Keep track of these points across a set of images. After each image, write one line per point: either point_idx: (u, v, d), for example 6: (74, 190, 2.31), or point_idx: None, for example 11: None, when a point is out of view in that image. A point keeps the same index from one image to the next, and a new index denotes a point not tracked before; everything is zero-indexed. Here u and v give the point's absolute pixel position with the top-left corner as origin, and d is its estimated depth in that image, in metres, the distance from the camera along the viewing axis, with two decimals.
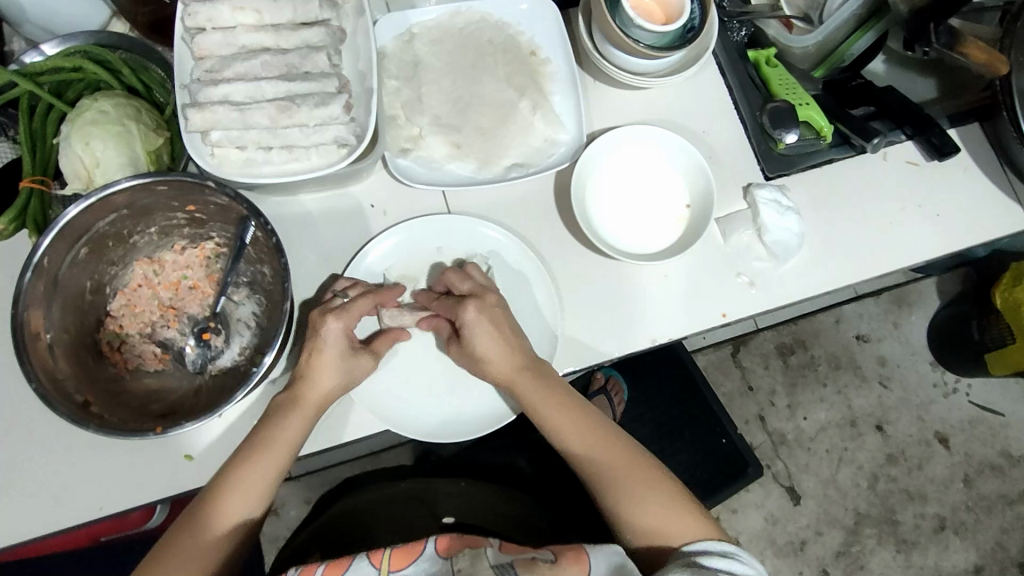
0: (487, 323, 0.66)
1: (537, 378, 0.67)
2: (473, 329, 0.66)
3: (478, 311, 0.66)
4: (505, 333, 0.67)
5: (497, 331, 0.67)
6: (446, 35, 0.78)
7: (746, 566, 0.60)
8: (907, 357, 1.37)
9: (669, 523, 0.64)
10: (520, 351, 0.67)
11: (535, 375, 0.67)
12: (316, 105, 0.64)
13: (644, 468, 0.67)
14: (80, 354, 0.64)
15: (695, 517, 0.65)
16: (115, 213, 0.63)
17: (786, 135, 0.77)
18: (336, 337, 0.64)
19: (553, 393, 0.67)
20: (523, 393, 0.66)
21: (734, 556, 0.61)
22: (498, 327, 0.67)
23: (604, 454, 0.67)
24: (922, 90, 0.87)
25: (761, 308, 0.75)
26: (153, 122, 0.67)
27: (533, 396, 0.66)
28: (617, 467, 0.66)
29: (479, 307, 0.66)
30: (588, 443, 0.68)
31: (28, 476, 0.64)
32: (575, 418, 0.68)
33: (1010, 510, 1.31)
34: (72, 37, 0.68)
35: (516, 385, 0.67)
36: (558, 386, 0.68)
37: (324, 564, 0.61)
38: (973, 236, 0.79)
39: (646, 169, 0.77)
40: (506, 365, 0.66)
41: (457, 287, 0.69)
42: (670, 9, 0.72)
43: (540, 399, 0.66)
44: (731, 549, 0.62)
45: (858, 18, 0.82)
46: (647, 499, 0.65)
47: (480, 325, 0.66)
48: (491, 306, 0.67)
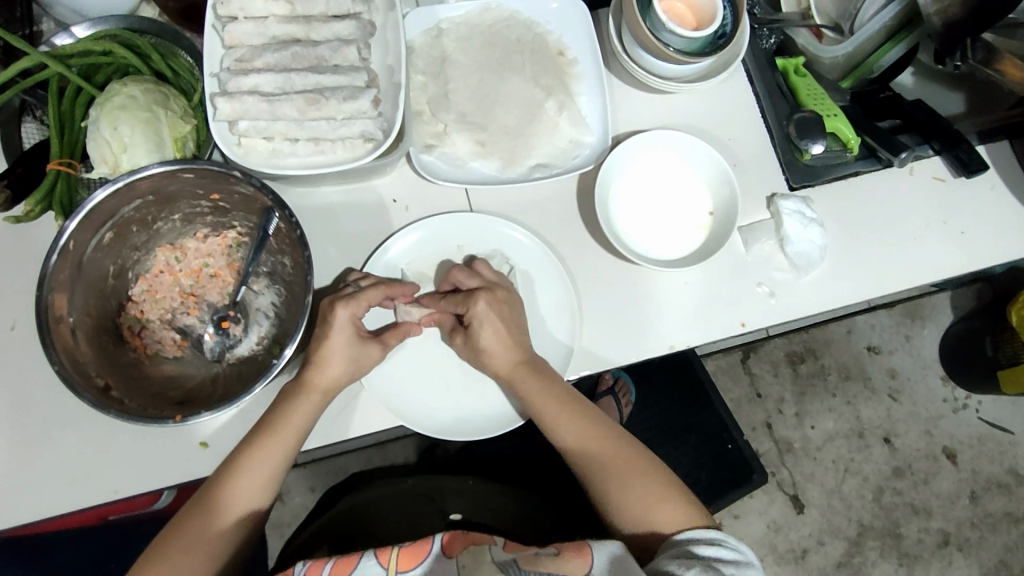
0: (496, 319, 0.66)
1: (535, 374, 0.67)
2: (483, 323, 0.66)
3: (489, 305, 0.66)
4: (510, 328, 0.67)
5: (505, 326, 0.67)
6: (474, 32, 0.78)
7: (732, 552, 0.61)
8: (918, 371, 1.36)
9: (669, 515, 0.65)
10: (520, 345, 0.67)
11: (535, 372, 0.67)
12: (344, 98, 0.64)
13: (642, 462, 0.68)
14: (101, 338, 0.64)
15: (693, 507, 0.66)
16: (140, 199, 0.64)
17: (812, 146, 0.75)
18: (342, 321, 0.63)
19: (552, 389, 0.67)
20: (523, 389, 0.66)
21: (722, 543, 0.61)
22: (505, 320, 0.67)
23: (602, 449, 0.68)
24: (951, 106, 0.84)
25: (778, 319, 0.75)
26: (180, 109, 0.67)
27: (536, 393, 0.66)
28: (614, 463, 0.67)
29: (490, 301, 0.66)
30: (584, 438, 0.68)
31: (45, 457, 0.65)
32: (573, 414, 0.68)
33: (1015, 528, 1.30)
34: (103, 20, 0.68)
35: (514, 380, 0.67)
36: (557, 383, 0.68)
37: (331, 561, 0.60)
38: (997, 254, 0.79)
39: (670, 173, 0.77)
40: (506, 358, 0.67)
41: (465, 283, 0.69)
42: (702, 14, 0.71)
43: (540, 395, 0.66)
44: (719, 536, 0.62)
45: (890, 28, 0.81)
46: (648, 493, 0.65)
47: (490, 319, 0.66)
48: (501, 300, 0.67)
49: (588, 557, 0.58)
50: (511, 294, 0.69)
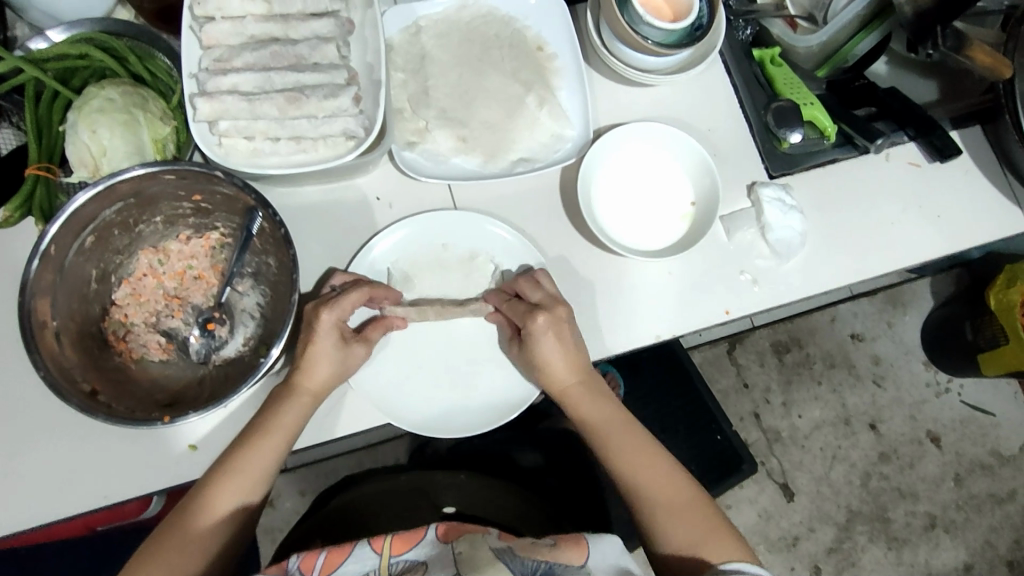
0: (552, 339, 0.66)
1: (587, 388, 0.68)
2: (540, 339, 0.66)
3: (547, 326, 0.66)
4: (566, 341, 0.67)
5: (563, 344, 0.67)
6: (452, 29, 0.78)
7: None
8: (901, 356, 1.38)
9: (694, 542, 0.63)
10: (577, 361, 0.68)
11: (588, 387, 0.69)
12: (325, 96, 0.65)
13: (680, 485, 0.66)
14: (85, 343, 0.64)
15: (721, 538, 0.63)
16: (121, 202, 0.63)
17: (790, 134, 0.77)
18: (326, 327, 0.63)
19: (594, 394, 0.69)
20: (566, 393, 0.69)
21: None
22: (564, 337, 0.67)
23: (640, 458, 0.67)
24: (923, 91, 0.88)
25: (762, 307, 0.76)
26: (159, 111, 0.67)
27: (586, 404, 0.69)
28: (651, 480, 0.66)
29: (550, 321, 0.66)
30: (622, 446, 0.68)
31: (30, 465, 0.64)
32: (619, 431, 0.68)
33: (999, 508, 1.33)
34: (78, 23, 0.68)
35: (568, 394, 0.69)
36: (599, 392, 0.69)
37: (325, 551, 0.59)
38: (971, 237, 0.80)
39: (652, 165, 0.78)
40: (562, 374, 0.67)
41: (528, 295, 0.68)
42: (678, 7, 0.72)
43: (581, 400, 0.69)
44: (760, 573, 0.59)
45: (862, 18, 0.83)
46: (673, 515, 0.64)
47: (548, 337, 0.66)
48: (561, 319, 0.66)
49: (584, 546, 0.58)
50: (564, 315, 0.67)
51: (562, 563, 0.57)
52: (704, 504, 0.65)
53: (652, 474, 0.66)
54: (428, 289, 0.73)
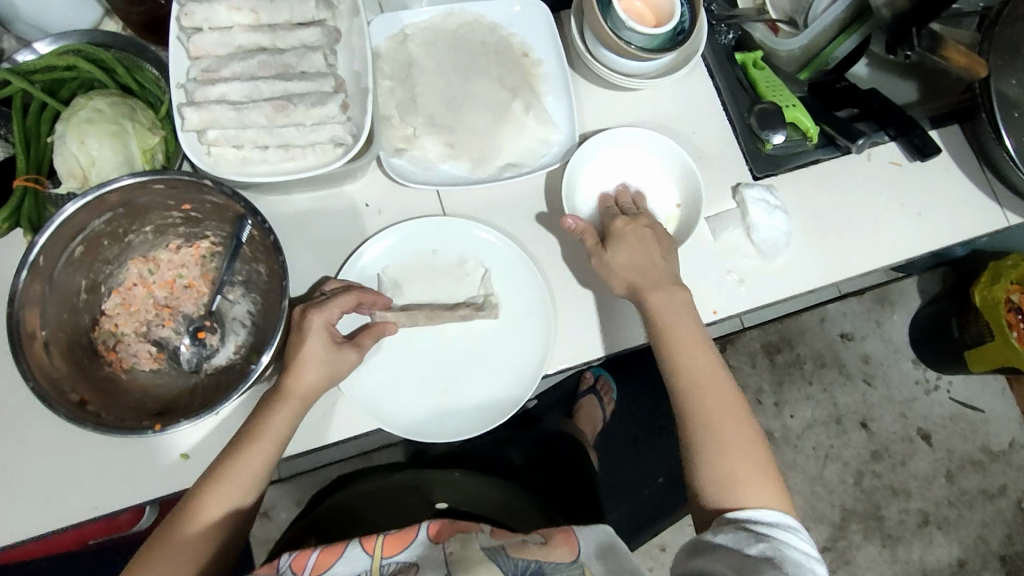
0: (630, 237, 0.70)
1: (670, 295, 0.67)
2: (619, 237, 0.70)
3: (627, 225, 0.71)
4: (642, 251, 0.69)
5: (641, 247, 0.70)
6: (439, 37, 0.79)
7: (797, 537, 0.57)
8: (890, 355, 1.39)
9: (742, 486, 0.60)
10: (657, 267, 0.69)
11: (673, 292, 0.68)
12: (313, 104, 0.65)
13: (742, 424, 0.63)
14: (74, 354, 0.64)
15: (769, 486, 0.61)
16: (110, 212, 0.63)
17: (774, 135, 0.79)
18: (316, 326, 0.63)
19: (681, 311, 0.67)
20: (654, 302, 0.67)
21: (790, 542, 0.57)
22: (645, 243, 0.70)
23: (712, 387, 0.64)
24: (904, 93, 0.91)
25: (749, 306, 0.76)
26: (148, 121, 0.67)
27: (666, 310, 0.67)
28: (715, 409, 0.63)
29: (629, 222, 0.71)
30: (700, 373, 0.65)
31: (22, 478, 0.64)
32: (693, 351, 0.66)
33: (990, 503, 1.34)
34: (66, 35, 0.68)
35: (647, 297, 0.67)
36: (688, 312, 0.67)
37: (317, 551, 0.59)
38: (954, 235, 0.82)
39: (636, 166, 0.79)
40: (641, 274, 0.68)
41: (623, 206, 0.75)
42: (660, 11, 0.74)
43: (670, 312, 0.67)
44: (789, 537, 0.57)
45: (841, 22, 0.85)
46: (734, 450, 0.61)
47: (626, 236, 0.70)
48: (641, 225, 0.72)
49: (575, 544, 0.59)
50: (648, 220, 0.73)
51: (553, 561, 0.57)
52: (761, 450, 0.63)
53: (718, 409, 0.63)
54: (417, 295, 0.73)
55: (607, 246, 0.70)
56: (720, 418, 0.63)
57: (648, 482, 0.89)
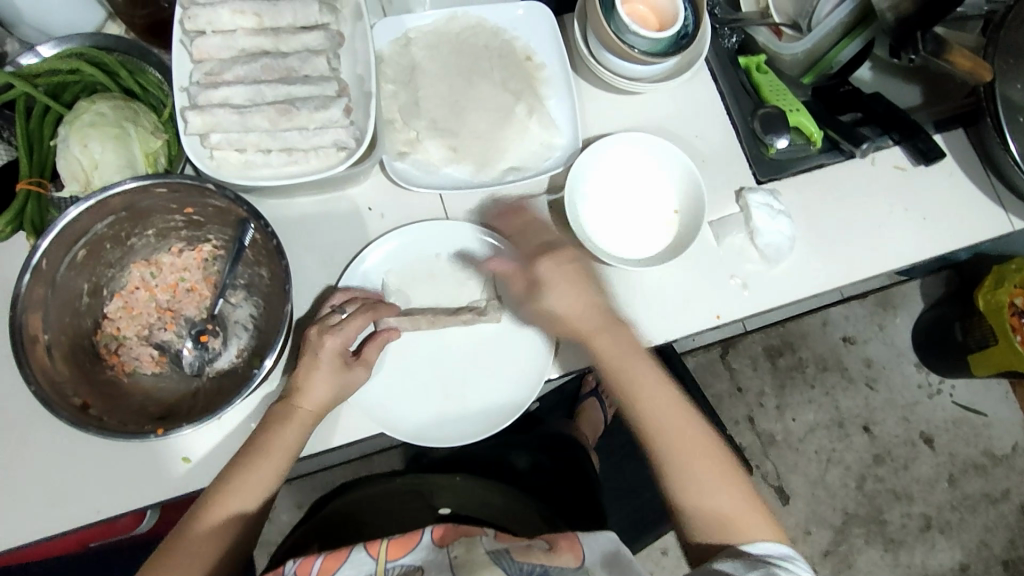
0: (562, 281, 0.67)
1: (615, 335, 0.67)
2: (548, 283, 0.67)
3: (553, 266, 0.67)
4: (584, 289, 0.67)
5: (575, 289, 0.67)
6: (442, 41, 0.78)
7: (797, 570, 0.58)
8: (893, 358, 1.39)
9: (724, 523, 0.62)
10: (596, 307, 0.67)
11: (616, 332, 0.67)
12: (316, 108, 0.65)
13: (714, 455, 0.65)
14: (77, 357, 0.64)
15: (752, 513, 0.63)
16: (113, 216, 0.63)
17: (776, 140, 0.79)
18: (330, 353, 0.63)
19: (629, 353, 0.67)
20: (599, 349, 0.67)
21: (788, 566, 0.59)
22: (575, 282, 0.67)
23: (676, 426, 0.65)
24: (908, 96, 0.90)
25: (751, 310, 0.76)
26: (151, 124, 0.67)
27: (612, 352, 0.67)
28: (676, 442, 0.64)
29: (553, 262, 0.67)
30: (662, 415, 0.65)
31: (24, 481, 0.64)
32: (647, 388, 0.66)
33: (993, 508, 1.34)
34: (69, 38, 0.68)
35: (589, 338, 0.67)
36: (636, 351, 0.67)
37: (321, 556, 0.59)
38: (958, 239, 0.82)
39: (638, 171, 0.79)
40: (582, 320, 0.67)
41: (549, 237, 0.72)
42: (664, 16, 0.73)
43: (619, 356, 0.67)
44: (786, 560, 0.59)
45: (845, 26, 0.85)
46: (710, 487, 0.63)
47: (557, 280, 0.67)
48: (565, 261, 0.68)
49: (580, 550, 0.59)
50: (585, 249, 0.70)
51: (558, 566, 0.57)
52: (737, 477, 0.64)
53: (688, 447, 0.64)
54: (420, 300, 0.73)
55: (537, 293, 0.68)
56: (692, 456, 0.64)
57: (649, 485, 0.90)
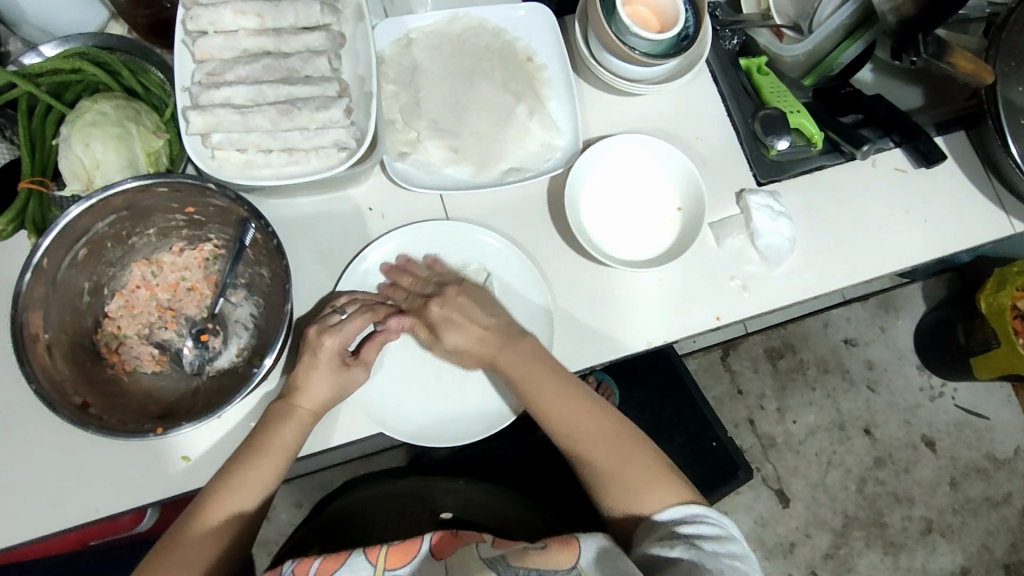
0: (455, 324, 0.67)
1: (514, 349, 0.67)
2: (443, 327, 0.68)
3: (444, 310, 0.68)
4: (477, 324, 0.68)
5: (470, 324, 0.68)
6: (443, 41, 0.79)
7: (713, 527, 0.60)
8: (894, 361, 1.39)
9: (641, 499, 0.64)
10: (488, 331, 0.68)
11: (514, 347, 0.67)
12: (316, 109, 0.65)
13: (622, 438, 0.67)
14: (77, 355, 0.64)
15: (665, 483, 0.64)
16: (114, 215, 0.64)
17: (777, 142, 0.79)
18: (329, 352, 0.64)
19: (535, 364, 0.67)
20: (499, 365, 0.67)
21: (702, 520, 0.61)
22: (466, 317, 0.68)
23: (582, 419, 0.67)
24: (909, 98, 0.90)
25: (752, 312, 0.76)
26: (153, 124, 0.67)
27: (516, 367, 0.67)
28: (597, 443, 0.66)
29: (443, 303, 0.68)
30: (568, 414, 0.67)
31: (24, 479, 0.64)
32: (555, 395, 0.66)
33: (994, 511, 1.33)
34: (72, 38, 0.68)
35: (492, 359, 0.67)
36: (539, 358, 0.67)
37: (319, 559, 0.60)
38: (959, 241, 0.82)
39: (639, 172, 0.79)
40: (482, 347, 0.68)
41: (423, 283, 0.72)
42: (665, 18, 0.74)
43: (525, 371, 0.66)
44: (698, 513, 0.61)
45: (847, 27, 0.85)
46: (623, 469, 0.65)
47: (452, 320, 0.67)
48: (454, 298, 0.69)
49: (575, 547, 0.59)
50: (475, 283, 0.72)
51: (552, 568, 0.57)
52: (649, 453, 0.66)
53: (597, 436, 0.66)
54: None
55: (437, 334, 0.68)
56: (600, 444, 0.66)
57: None
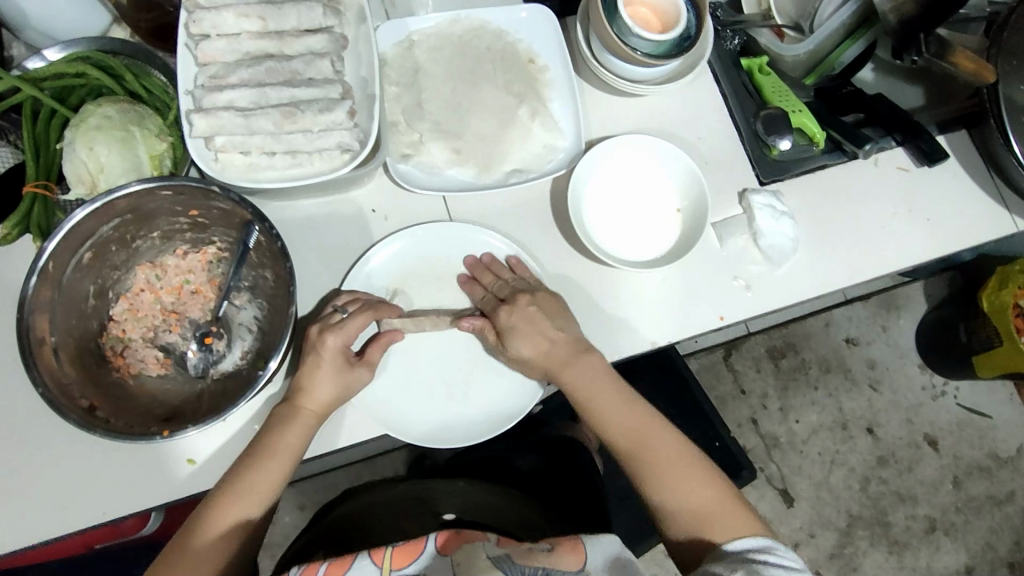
0: (522, 334, 0.68)
1: (579, 363, 0.68)
2: (512, 336, 0.68)
3: (512, 319, 0.68)
4: (542, 332, 0.68)
5: (539, 334, 0.68)
6: (445, 43, 0.79)
7: (783, 558, 0.57)
8: (896, 360, 1.39)
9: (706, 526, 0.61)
10: (560, 343, 0.68)
11: (581, 359, 0.68)
12: (320, 111, 0.65)
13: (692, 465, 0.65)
14: (83, 359, 0.64)
15: (734, 510, 0.62)
16: (118, 218, 0.64)
17: (779, 141, 0.80)
18: (332, 350, 0.64)
19: (598, 379, 0.68)
20: (568, 379, 0.68)
21: (774, 551, 0.58)
22: (535, 326, 0.68)
23: (649, 443, 0.66)
24: (911, 97, 0.90)
25: (755, 311, 0.76)
26: (156, 127, 0.67)
27: (580, 380, 0.67)
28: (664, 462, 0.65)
29: (511, 311, 0.68)
30: (632, 431, 0.67)
31: (28, 482, 0.64)
32: (620, 409, 0.67)
33: (998, 510, 1.33)
34: (75, 42, 0.68)
35: (554, 370, 0.68)
36: (604, 376, 0.68)
37: (326, 563, 0.59)
38: (961, 239, 0.82)
39: (641, 172, 0.79)
40: (548, 360, 0.68)
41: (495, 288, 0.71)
42: (667, 18, 0.74)
43: (587, 385, 0.67)
44: (767, 544, 0.59)
45: (847, 27, 0.85)
46: (690, 493, 0.63)
47: (521, 330, 0.68)
48: (523, 307, 0.68)
49: (582, 552, 0.60)
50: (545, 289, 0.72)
51: (560, 568, 0.58)
52: (716, 480, 0.64)
53: (662, 455, 0.65)
54: (424, 301, 0.73)
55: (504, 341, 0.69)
56: (667, 469, 0.64)
57: None
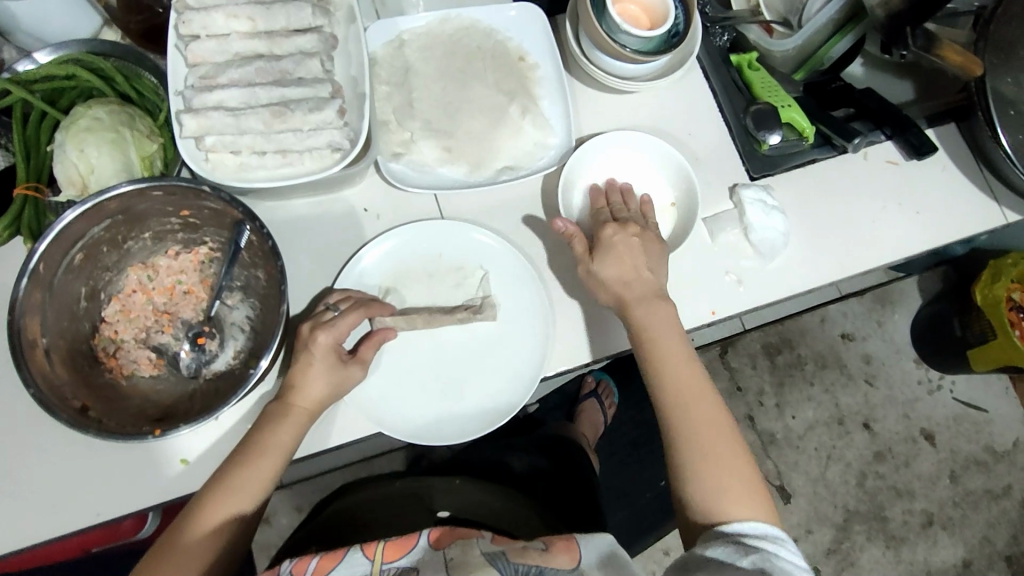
0: (616, 256, 0.69)
1: (650, 310, 0.68)
2: (608, 257, 0.69)
3: (616, 242, 0.70)
4: (633, 270, 0.69)
5: (631, 263, 0.69)
6: (435, 42, 0.79)
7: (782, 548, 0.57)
8: (891, 355, 1.39)
9: (716, 498, 0.60)
10: (648, 283, 0.69)
11: (652, 307, 0.68)
12: (310, 110, 0.66)
13: (724, 436, 0.63)
14: (74, 360, 0.64)
15: (754, 492, 0.61)
16: (109, 219, 0.64)
17: (769, 135, 0.79)
18: (324, 347, 0.64)
19: (665, 327, 0.67)
20: (637, 318, 0.68)
21: (780, 542, 0.58)
22: (630, 255, 0.70)
23: (696, 405, 0.64)
24: (900, 92, 0.91)
25: (747, 306, 0.77)
26: (147, 129, 0.68)
27: (652, 324, 0.67)
28: (703, 429, 0.63)
29: (618, 233, 0.71)
30: (680, 390, 0.65)
31: (21, 485, 0.64)
32: (677, 366, 0.66)
33: (995, 504, 1.33)
34: (65, 45, 0.68)
35: (629, 307, 0.68)
36: (672, 329, 0.68)
37: (318, 556, 0.58)
38: (951, 232, 0.82)
39: (632, 167, 0.79)
40: (629, 291, 0.68)
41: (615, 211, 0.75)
42: (655, 15, 0.74)
43: (654, 328, 0.67)
44: (772, 533, 0.58)
45: (835, 22, 0.86)
46: (720, 466, 0.61)
47: (617, 252, 0.70)
48: (631, 237, 0.71)
49: (576, 552, 0.59)
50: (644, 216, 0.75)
51: (554, 567, 0.57)
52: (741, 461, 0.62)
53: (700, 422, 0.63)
54: (416, 299, 0.73)
55: (594, 254, 0.70)
56: (698, 427, 0.63)
57: (649, 484, 0.93)
